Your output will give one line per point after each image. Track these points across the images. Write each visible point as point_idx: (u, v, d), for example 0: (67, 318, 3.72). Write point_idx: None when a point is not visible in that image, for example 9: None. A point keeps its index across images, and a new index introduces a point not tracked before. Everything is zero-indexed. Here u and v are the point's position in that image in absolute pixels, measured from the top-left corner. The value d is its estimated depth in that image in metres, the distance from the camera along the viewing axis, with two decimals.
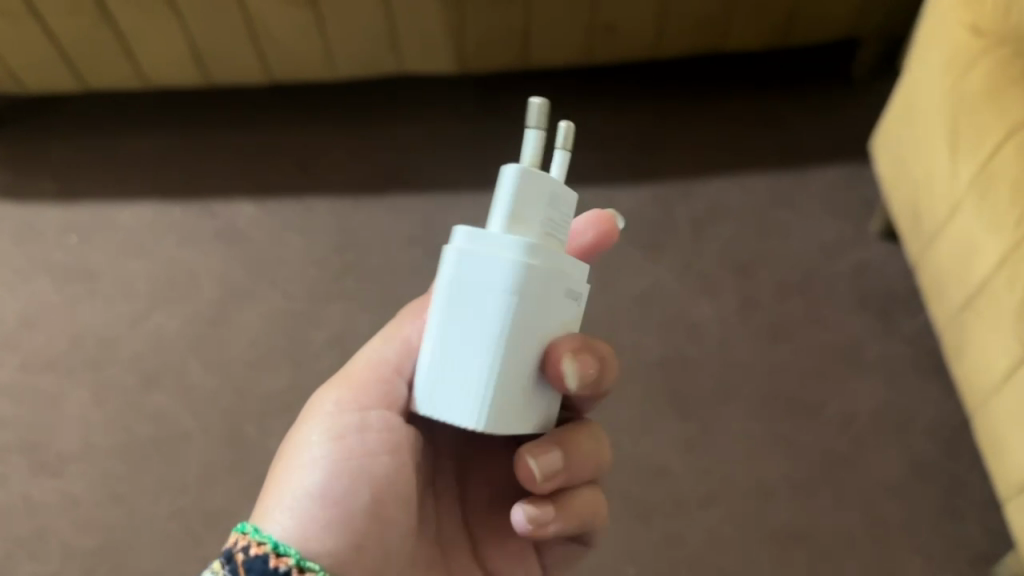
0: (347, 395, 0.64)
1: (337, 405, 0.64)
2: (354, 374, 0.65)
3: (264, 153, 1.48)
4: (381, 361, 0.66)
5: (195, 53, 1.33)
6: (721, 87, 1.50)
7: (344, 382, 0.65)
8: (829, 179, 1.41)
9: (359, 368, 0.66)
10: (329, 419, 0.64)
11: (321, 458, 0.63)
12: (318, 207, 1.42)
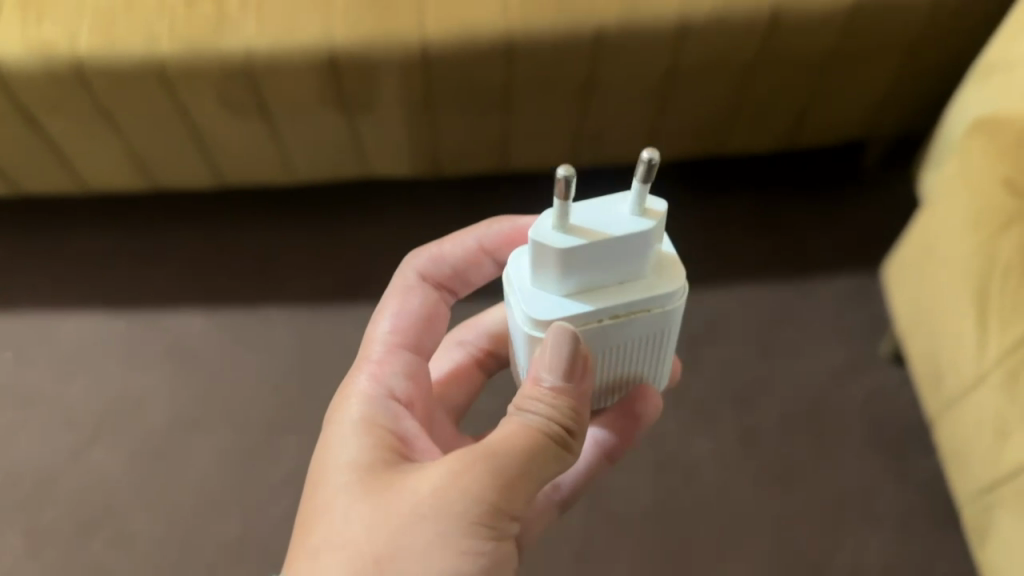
0: (491, 472, 0.55)
1: (467, 478, 0.55)
2: (502, 454, 0.56)
3: (222, 255, 1.36)
4: (537, 442, 0.58)
5: (135, 159, 1.20)
6: (715, 184, 1.39)
7: (488, 454, 0.56)
8: (837, 292, 1.30)
9: (512, 448, 0.57)
10: (463, 494, 0.55)
11: (439, 540, 0.54)
12: (278, 321, 1.30)
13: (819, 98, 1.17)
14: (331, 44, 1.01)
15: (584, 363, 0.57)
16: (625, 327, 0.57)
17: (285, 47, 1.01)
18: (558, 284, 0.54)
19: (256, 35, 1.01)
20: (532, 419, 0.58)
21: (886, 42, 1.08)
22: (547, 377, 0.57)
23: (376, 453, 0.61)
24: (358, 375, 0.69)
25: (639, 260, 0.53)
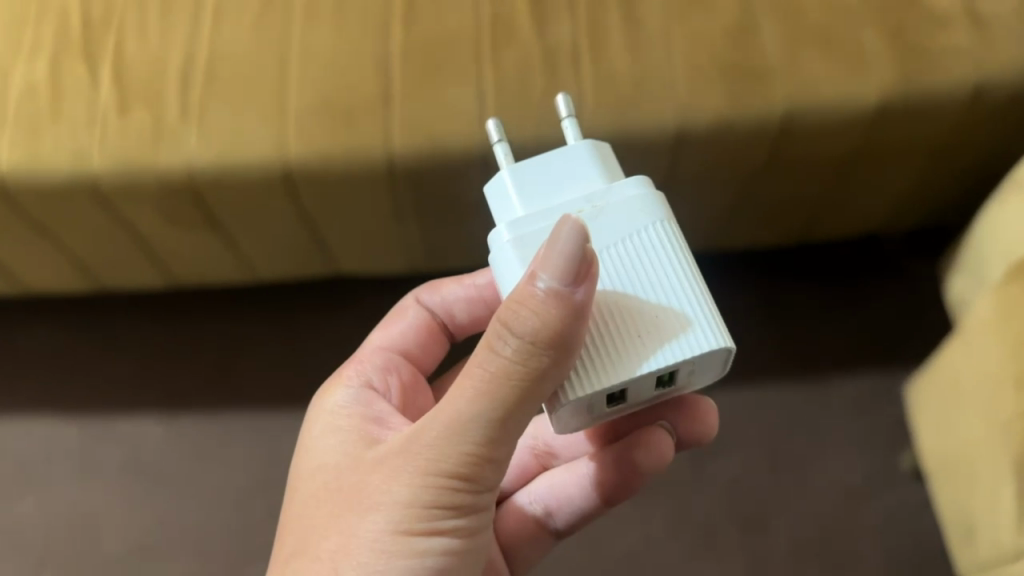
0: (438, 456, 0.58)
1: (415, 467, 0.59)
2: (461, 418, 0.57)
3: (179, 350, 1.23)
4: (507, 388, 0.55)
5: (78, 264, 1.08)
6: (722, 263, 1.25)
7: (441, 430, 0.58)
8: (852, 395, 1.18)
9: (468, 418, 0.57)
10: (411, 484, 0.60)
11: (388, 528, 0.60)
12: (241, 428, 1.18)
13: (836, 195, 1.04)
14: (286, 160, 0.89)
15: (584, 265, 0.51)
16: (601, 219, 0.57)
17: (235, 163, 0.89)
18: (522, 184, 0.59)
19: (201, 150, 0.89)
20: (510, 353, 0.54)
21: (917, 144, 0.95)
22: (541, 273, 0.52)
23: (350, 445, 0.69)
24: (351, 371, 0.78)
25: (588, 161, 0.60)
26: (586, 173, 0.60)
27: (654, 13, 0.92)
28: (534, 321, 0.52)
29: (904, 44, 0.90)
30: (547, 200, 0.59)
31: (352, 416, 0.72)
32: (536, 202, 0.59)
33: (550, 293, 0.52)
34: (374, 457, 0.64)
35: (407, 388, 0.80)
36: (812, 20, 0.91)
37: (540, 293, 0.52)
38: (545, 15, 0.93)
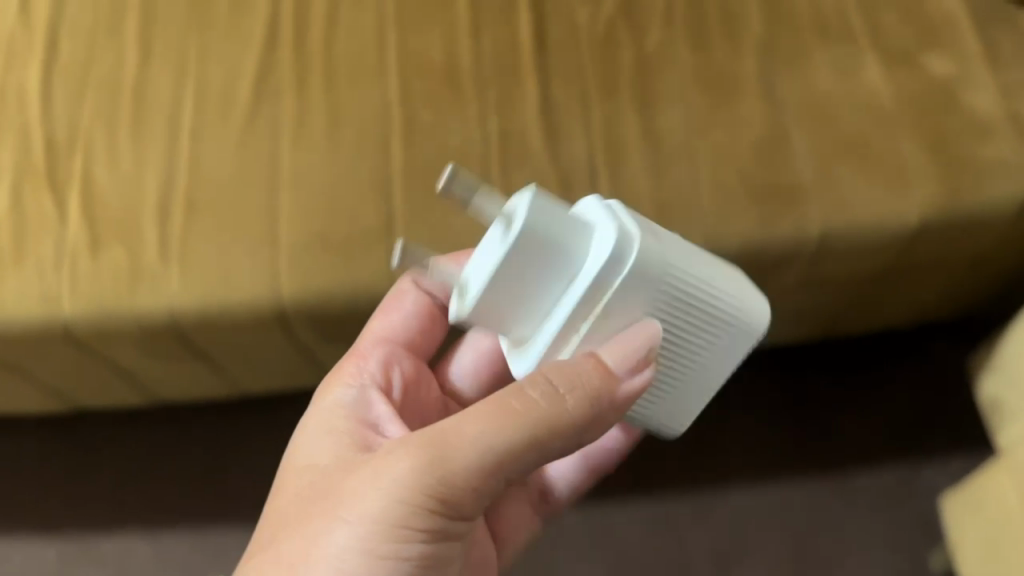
0: (426, 467, 0.53)
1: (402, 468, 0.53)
2: (467, 433, 0.53)
3: (164, 464, 1.15)
4: (519, 424, 0.52)
5: (50, 389, 0.99)
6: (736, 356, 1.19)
7: (438, 444, 0.53)
8: (875, 492, 1.13)
9: (471, 436, 0.53)
10: (385, 496, 0.53)
11: (356, 542, 0.54)
12: (230, 551, 1.09)
13: (864, 301, 0.98)
14: (278, 300, 0.81)
15: (644, 359, 0.51)
16: (612, 304, 0.50)
17: (221, 305, 0.81)
18: (499, 302, 0.50)
19: (183, 292, 0.80)
20: (538, 402, 0.52)
21: (957, 257, 0.89)
22: (601, 350, 0.52)
23: (334, 447, 0.63)
24: (350, 367, 0.69)
25: (552, 243, 0.48)
26: (552, 254, 0.49)
27: (676, 126, 0.85)
28: (574, 389, 0.51)
29: (946, 158, 0.83)
30: (539, 296, 0.51)
31: (340, 414, 0.66)
32: (528, 304, 0.51)
33: (610, 374, 0.51)
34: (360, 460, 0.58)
35: (408, 385, 0.71)
36: (847, 129, 0.85)
37: (597, 370, 0.51)
38: (557, 131, 0.85)
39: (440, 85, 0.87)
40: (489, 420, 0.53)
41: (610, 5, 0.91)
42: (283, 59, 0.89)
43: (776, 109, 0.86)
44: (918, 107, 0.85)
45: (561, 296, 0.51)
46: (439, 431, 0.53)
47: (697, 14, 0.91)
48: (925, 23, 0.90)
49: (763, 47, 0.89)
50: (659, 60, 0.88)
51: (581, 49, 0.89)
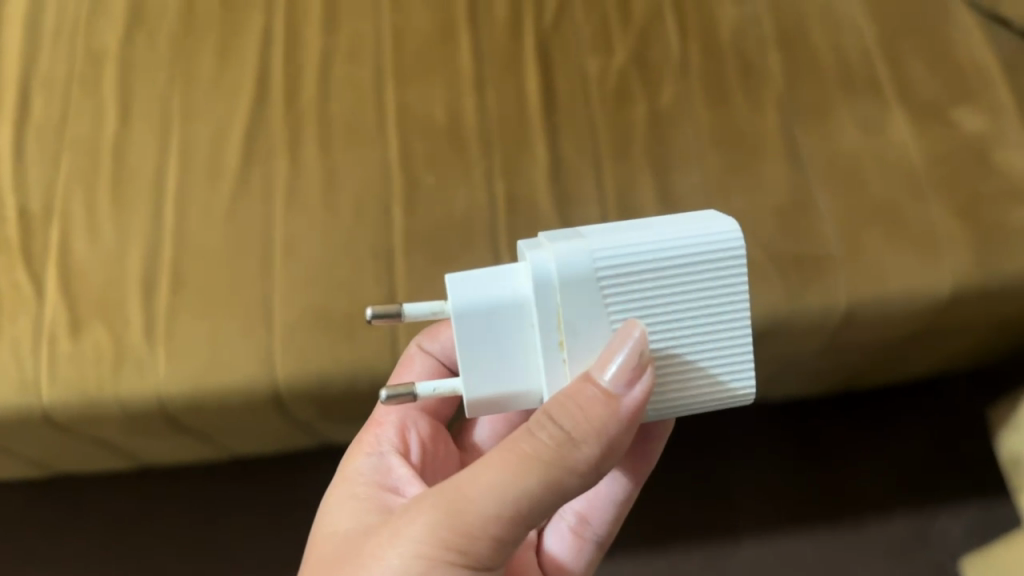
0: (445, 527, 0.46)
1: (420, 532, 0.47)
2: (479, 488, 0.46)
3: (150, 525, 1.09)
4: (540, 468, 0.46)
5: (28, 459, 0.93)
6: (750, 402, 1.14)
7: (452, 503, 0.47)
8: (894, 542, 1.08)
9: (485, 490, 0.46)
10: (406, 556, 0.47)
11: None
12: None
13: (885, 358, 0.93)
14: (273, 384, 0.75)
15: (639, 368, 0.44)
16: (572, 319, 0.45)
17: (213, 391, 0.75)
18: (487, 376, 0.48)
19: (172, 377, 0.75)
20: (547, 445, 0.45)
21: (989, 319, 0.84)
22: (593, 371, 0.45)
23: (354, 514, 0.57)
24: (367, 436, 0.64)
25: (486, 304, 0.47)
26: (490, 300, 0.46)
27: (694, 190, 0.81)
28: (578, 422, 0.45)
29: (981, 222, 0.79)
30: (518, 343, 0.47)
31: (356, 477, 0.60)
32: (516, 355, 0.47)
33: (611, 392, 0.44)
34: (379, 525, 0.52)
35: (426, 449, 0.66)
36: (875, 192, 0.80)
37: (598, 393, 0.44)
38: (569, 196, 0.80)
39: (445, 147, 0.82)
40: (510, 468, 0.46)
41: (622, 55, 0.86)
42: (275, 116, 0.83)
43: (800, 171, 0.81)
44: (948, 169, 0.81)
45: (541, 342, 0.46)
46: (459, 484, 0.47)
47: (714, 64, 0.85)
48: (955, 73, 0.85)
49: (785, 102, 0.84)
50: (675, 117, 0.83)
51: (592, 107, 0.84)
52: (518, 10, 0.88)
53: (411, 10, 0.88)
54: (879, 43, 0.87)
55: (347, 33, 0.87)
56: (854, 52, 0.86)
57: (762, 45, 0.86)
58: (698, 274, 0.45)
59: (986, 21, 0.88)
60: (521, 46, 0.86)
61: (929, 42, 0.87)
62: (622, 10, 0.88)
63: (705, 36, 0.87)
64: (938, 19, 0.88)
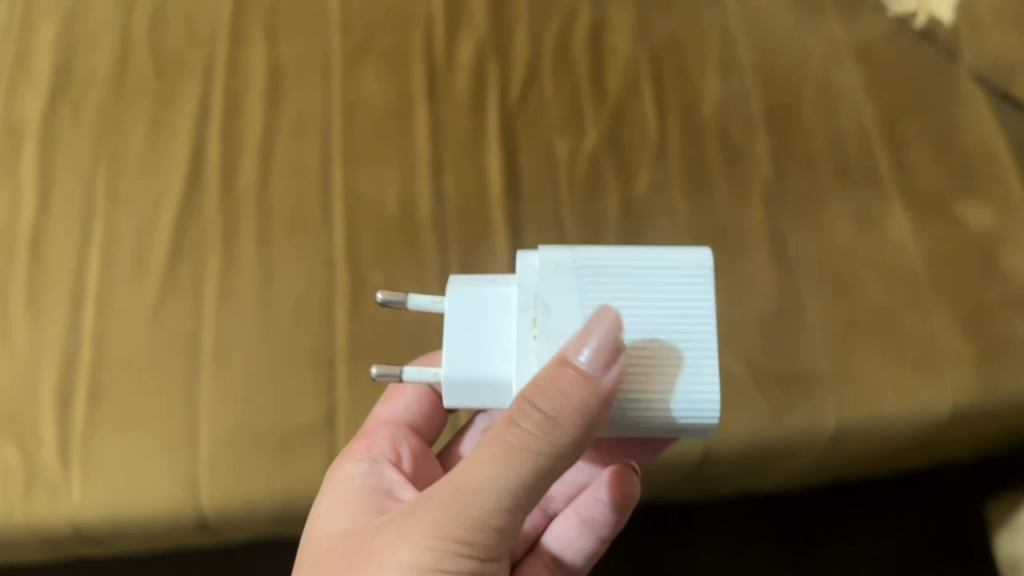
0: (447, 518, 0.41)
1: (421, 524, 0.42)
2: (476, 476, 0.41)
3: None
4: (532, 458, 0.41)
5: None
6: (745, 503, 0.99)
7: (450, 496, 0.42)
8: None
9: (485, 482, 0.41)
10: (416, 557, 0.42)
11: None
12: None
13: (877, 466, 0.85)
14: (197, 513, 0.68)
15: (615, 350, 0.40)
16: (551, 296, 0.44)
17: (132, 522, 0.68)
18: (466, 366, 0.44)
19: (85, 508, 0.67)
20: (531, 434, 0.40)
21: (986, 435, 0.77)
22: (568, 355, 0.40)
23: (346, 514, 0.50)
24: (356, 446, 0.56)
25: (478, 290, 0.45)
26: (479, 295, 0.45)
27: None
28: (563, 405, 0.40)
29: (983, 337, 0.71)
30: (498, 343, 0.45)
31: (346, 478, 0.53)
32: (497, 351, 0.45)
33: (590, 371, 0.40)
34: (374, 527, 0.46)
35: (423, 469, 0.57)
36: (869, 299, 0.72)
37: (575, 372, 0.39)
38: None
39: (396, 240, 0.74)
40: (503, 460, 0.41)
41: (594, 136, 0.78)
42: (209, 203, 0.75)
43: (788, 273, 0.73)
44: (951, 272, 0.73)
45: (527, 317, 0.44)
46: (461, 479, 0.42)
47: (695, 149, 0.77)
48: (962, 161, 0.77)
49: (772, 193, 0.76)
50: (651, 209, 0.76)
51: (560, 196, 0.76)
52: (482, 81, 0.79)
53: (363, 79, 0.80)
54: (879, 124, 0.79)
55: (292, 107, 0.79)
56: (851, 135, 0.78)
57: (748, 127, 0.78)
58: (677, 285, 0.44)
59: (998, 100, 0.79)
60: (483, 125, 0.78)
61: (935, 123, 0.79)
62: (596, 82, 0.80)
63: (686, 115, 0.79)
64: (947, 95, 0.79)
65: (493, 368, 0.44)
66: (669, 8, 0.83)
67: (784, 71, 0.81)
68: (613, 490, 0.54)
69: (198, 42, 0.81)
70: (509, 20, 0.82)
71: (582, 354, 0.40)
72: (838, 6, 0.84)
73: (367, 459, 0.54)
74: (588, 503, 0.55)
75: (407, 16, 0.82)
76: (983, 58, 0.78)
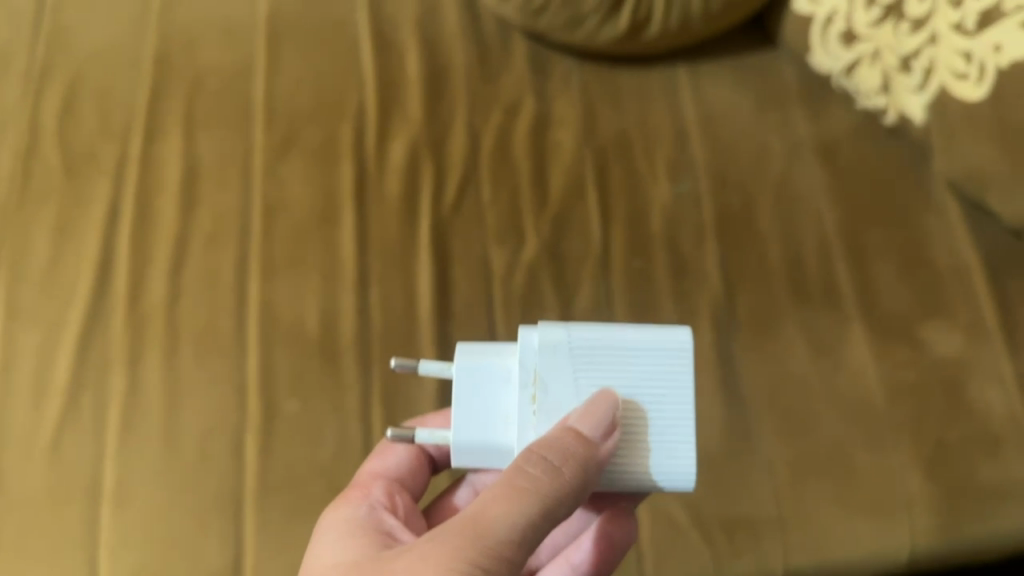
0: (468, 549, 0.39)
1: (442, 552, 0.39)
2: (494, 516, 0.40)
3: None
4: (546, 497, 0.41)
5: None
6: None
7: (467, 530, 0.40)
8: None
9: (506, 519, 0.40)
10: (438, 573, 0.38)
11: None
12: None
13: None
14: None
15: (609, 429, 0.43)
16: (548, 374, 0.45)
17: None
18: (468, 432, 0.46)
19: None
20: (540, 480, 0.41)
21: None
22: (572, 419, 0.43)
23: (352, 548, 0.46)
24: (350, 494, 0.51)
25: (479, 360, 0.46)
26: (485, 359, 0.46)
27: None
28: (569, 455, 0.41)
29: (947, 480, 0.65)
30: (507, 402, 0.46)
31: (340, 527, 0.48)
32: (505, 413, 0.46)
33: (593, 437, 0.42)
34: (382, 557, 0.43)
35: (416, 526, 0.53)
36: (823, 438, 0.67)
37: (571, 437, 0.42)
38: None
39: (314, 361, 0.68)
40: (511, 502, 0.40)
41: (533, 246, 0.73)
42: (114, 317, 0.69)
43: (737, 405, 0.68)
44: (914, 407, 0.68)
45: (526, 393, 0.45)
46: (477, 513, 0.40)
47: (641, 262, 0.73)
48: (930, 279, 0.71)
49: (723, 312, 0.71)
50: (591, 329, 0.70)
51: (494, 311, 0.70)
52: (415, 182, 0.74)
53: (288, 177, 0.74)
54: (842, 236, 0.73)
55: (210, 209, 0.73)
56: (810, 247, 0.73)
57: (698, 238, 0.73)
58: (659, 365, 0.45)
59: (968, 209, 0.74)
60: (415, 232, 0.73)
61: (903, 236, 0.73)
62: (537, 185, 0.75)
63: (632, 226, 0.74)
64: (916, 204, 0.74)
65: (494, 438, 0.46)
66: (618, 102, 0.78)
67: (740, 173, 0.75)
68: (599, 539, 0.53)
69: (111, 135, 0.76)
70: (446, 113, 0.76)
71: (583, 419, 0.42)
72: (800, 99, 0.79)
73: (361, 505, 0.50)
74: (575, 547, 0.53)
75: (336, 106, 0.76)
76: (957, 167, 0.72)
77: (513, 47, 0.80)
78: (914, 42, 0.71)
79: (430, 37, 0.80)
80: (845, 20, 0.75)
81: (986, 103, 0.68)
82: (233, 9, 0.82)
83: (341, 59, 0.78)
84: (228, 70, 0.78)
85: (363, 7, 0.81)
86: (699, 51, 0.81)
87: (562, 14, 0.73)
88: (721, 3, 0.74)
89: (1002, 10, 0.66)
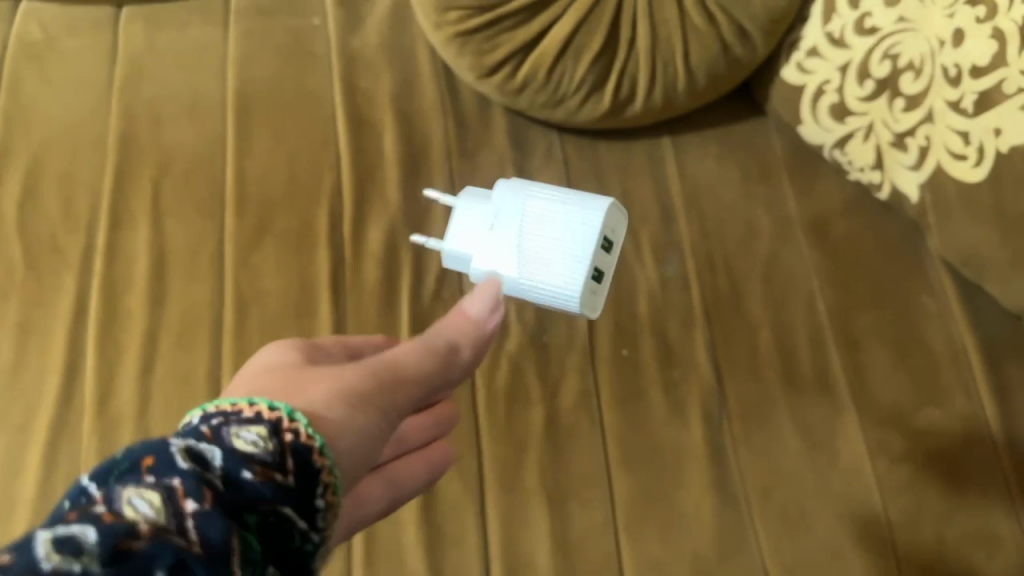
0: (378, 391, 0.39)
1: (355, 390, 0.38)
2: (404, 360, 0.41)
3: None
4: (432, 358, 0.42)
5: None
6: None
7: (381, 371, 0.40)
8: None
9: (415, 363, 0.41)
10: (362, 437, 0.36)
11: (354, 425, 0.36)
12: None
13: None
14: None
15: (493, 309, 0.47)
16: (507, 203, 0.51)
17: None
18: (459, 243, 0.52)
19: None
20: (436, 349, 0.43)
21: None
22: (462, 305, 0.47)
23: (264, 371, 0.38)
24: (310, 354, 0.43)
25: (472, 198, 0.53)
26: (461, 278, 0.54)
27: (597, 531, 0.65)
28: (462, 333, 0.45)
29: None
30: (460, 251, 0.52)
31: (284, 361, 0.40)
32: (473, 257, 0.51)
33: (482, 320, 0.46)
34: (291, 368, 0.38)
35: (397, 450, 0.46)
36: (819, 538, 0.65)
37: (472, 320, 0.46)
38: (445, 540, 0.64)
39: None
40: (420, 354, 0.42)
41: (516, 337, 0.70)
42: (81, 425, 0.66)
43: (730, 503, 0.66)
44: (911, 501, 0.66)
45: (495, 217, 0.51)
46: (399, 356, 0.41)
47: (628, 350, 0.70)
48: (925, 365, 0.69)
49: (714, 404, 0.68)
50: (578, 426, 0.68)
51: (478, 409, 0.68)
52: (392, 270, 0.71)
53: (259, 266, 0.71)
54: (834, 320, 0.71)
55: (179, 305, 0.70)
56: (801, 332, 0.71)
57: (687, 325, 0.71)
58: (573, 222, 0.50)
59: (963, 288, 0.72)
60: (393, 323, 0.70)
61: (897, 319, 0.71)
62: None
63: (618, 309, 0.71)
64: (910, 285, 0.72)
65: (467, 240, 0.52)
66: (601, 179, 0.76)
67: (729, 253, 0.73)
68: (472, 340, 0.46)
69: (75, 225, 0.73)
70: (424, 195, 0.74)
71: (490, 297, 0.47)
72: (789, 173, 0.76)
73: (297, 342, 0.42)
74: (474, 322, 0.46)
75: (309, 189, 0.73)
76: (953, 250, 0.70)
77: (492, 122, 0.77)
78: (909, 119, 0.69)
79: (406, 112, 0.77)
80: (838, 92, 0.71)
81: (985, 187, 0.65)
82: (199, 84, 0.78)
83: (313, 137, 0.75)
84: (196, 152, 0.75)
85: (335, 80, 0.78)
86: (684, 122, 0.78)
87: (542, 93, 0.71)
88: (706, 79, 0.72)
89: (1001, 92, 0.63)
